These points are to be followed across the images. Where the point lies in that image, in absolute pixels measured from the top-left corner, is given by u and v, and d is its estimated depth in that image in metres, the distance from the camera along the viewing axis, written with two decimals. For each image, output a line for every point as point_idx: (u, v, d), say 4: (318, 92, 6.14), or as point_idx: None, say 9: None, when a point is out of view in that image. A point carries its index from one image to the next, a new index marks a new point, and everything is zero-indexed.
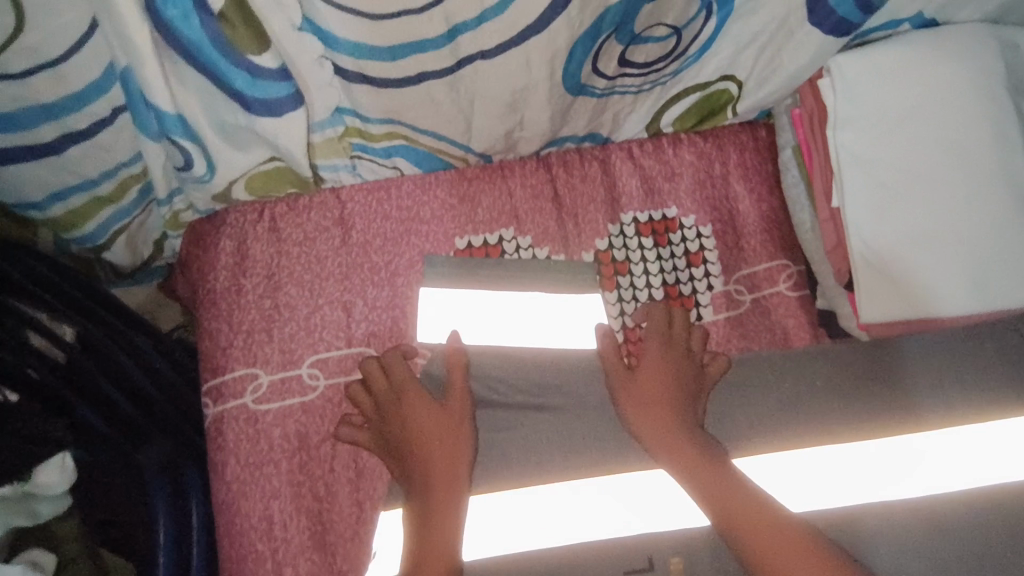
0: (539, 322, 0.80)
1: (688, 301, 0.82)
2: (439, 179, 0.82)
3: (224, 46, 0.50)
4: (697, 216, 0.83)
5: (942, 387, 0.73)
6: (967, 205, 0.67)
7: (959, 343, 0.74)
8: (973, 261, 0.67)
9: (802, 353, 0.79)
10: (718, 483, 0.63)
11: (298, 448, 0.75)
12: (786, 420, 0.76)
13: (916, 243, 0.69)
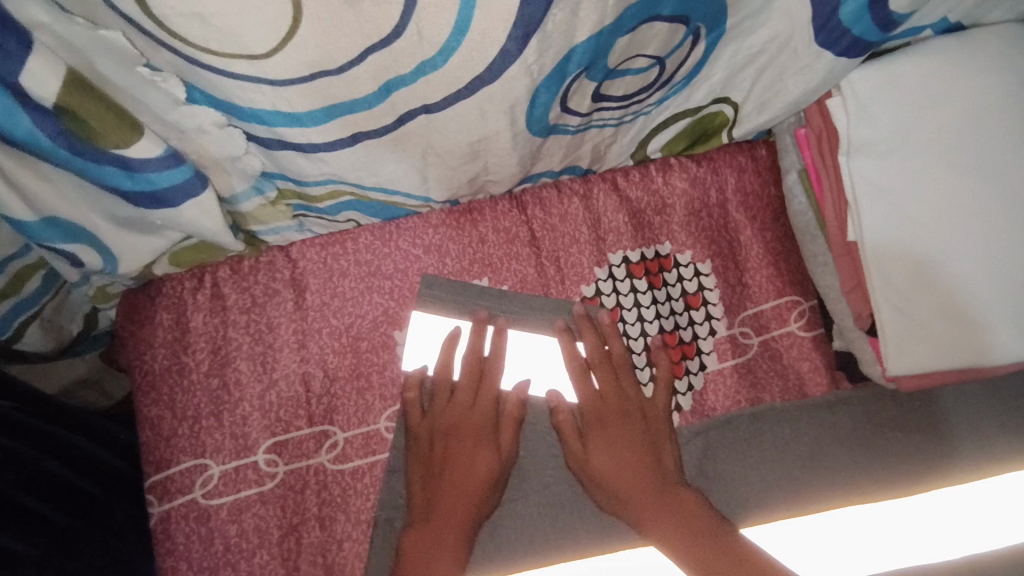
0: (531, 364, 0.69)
1: (689, 348, 0.72)
2: (401, 227, 0.73)
3: (78, 143, 0.41)
4: (694, 252, 0.74)
5: (972, 437, 0.66)
6: (1010, 239, 0.58)
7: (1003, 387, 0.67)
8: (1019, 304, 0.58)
9: (821, 402, 0.70)
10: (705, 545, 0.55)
11: (257, 546, 0.67)
12: (812, 479, 0.68)
13: (951, 285, 0.59)
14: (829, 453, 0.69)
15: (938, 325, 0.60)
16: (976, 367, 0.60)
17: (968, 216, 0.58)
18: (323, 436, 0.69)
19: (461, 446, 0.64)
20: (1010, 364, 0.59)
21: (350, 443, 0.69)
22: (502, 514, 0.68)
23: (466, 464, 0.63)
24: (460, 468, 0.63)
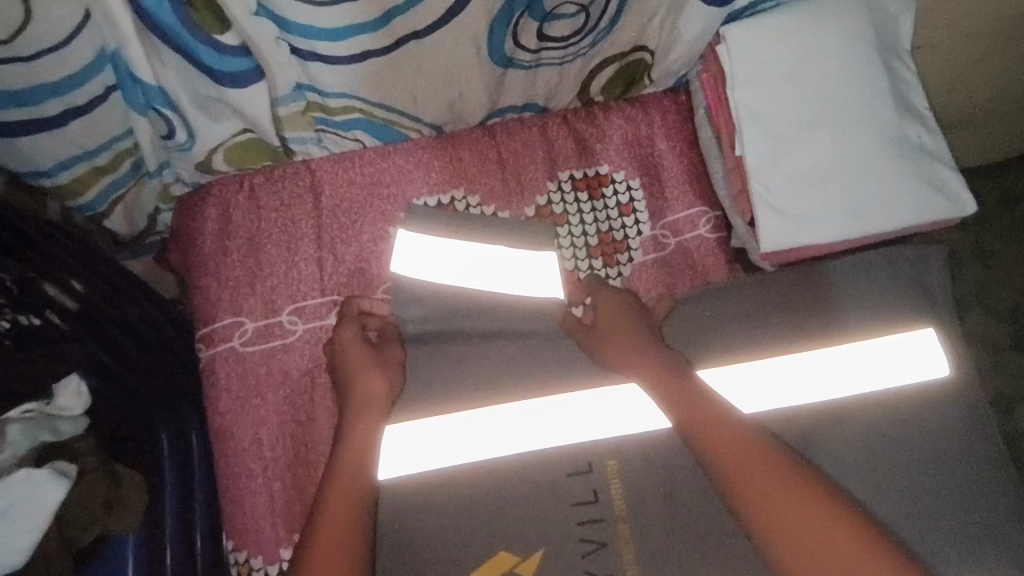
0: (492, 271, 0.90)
1: (621, 245, 0.93)
2: (397, 149, 0.93)
3: (192, 28, 0.61)
4: (626, 172, 0.95)
5: (834, 311, 0.90)
6: (840, 147, 0.80)
7: (862, 271, 0.91)
8: (847, 193, 0.79)
9: (748, 281, 0.91)
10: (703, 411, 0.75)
11: (282, 382, 0.86)
12: (732, 338, 0.89)
13: (802, 182, 0.81)
14: (728, 323, 0.90)
15: (795, 214, 0.81)
16: (822, 244, 0.81)
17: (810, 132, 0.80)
18: (334, 304, 0.90)
19: (352, 360, 0.83)
20: (844, 242, 0.81)
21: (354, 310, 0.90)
22: (472, 364, 0.89)
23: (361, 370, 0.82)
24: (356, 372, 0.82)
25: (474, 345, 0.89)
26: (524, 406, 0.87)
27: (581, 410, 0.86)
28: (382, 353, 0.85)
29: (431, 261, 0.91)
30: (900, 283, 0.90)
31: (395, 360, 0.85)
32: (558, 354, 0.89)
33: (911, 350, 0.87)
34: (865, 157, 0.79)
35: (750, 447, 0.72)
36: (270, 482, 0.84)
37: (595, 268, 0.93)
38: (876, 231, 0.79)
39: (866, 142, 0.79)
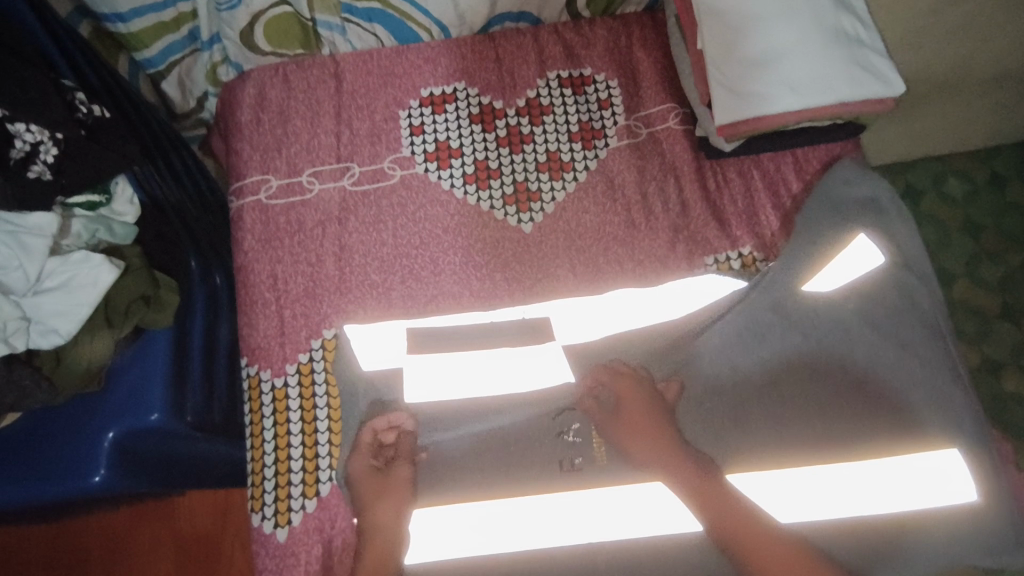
0: (488, 373, 0.94)
1: (599, 133, 1.07)
2: (411, 48, 1.11)
3: None
4: (606, 74, 1.10)
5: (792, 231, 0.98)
6: (784, 31, 0.93)
7: (818, 194, 0.99)
8: (790, 71, 0.93)
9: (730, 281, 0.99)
10: (743, 524, 0.73)
11: (297, 230, 1.01)
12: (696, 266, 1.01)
13: (750, 62, 0.94)
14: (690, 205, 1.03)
15: (744, 90, 0.94)
16: (768, 116, 0.94)
17: (758, 20, 0.94)
18: (346, 169, 1.04)
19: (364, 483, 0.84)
20: (785, 115, 0.94)
21: (364, 175, 1.04)
22: (468, 230, 1.02)
23: (374, 489, 0.83)
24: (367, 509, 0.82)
25: (466, 211, 1.04)
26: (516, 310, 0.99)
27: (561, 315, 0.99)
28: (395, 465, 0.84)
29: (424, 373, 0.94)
30: (846, 204, 0.94)
31: (403, 475, 0.83)
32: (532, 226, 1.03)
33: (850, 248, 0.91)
34: (805, 39, 0.92)
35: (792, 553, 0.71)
36: (282, 309, 0.97)
37: (574, 150, 1.06)
38: (814, 103, 0.92)
39: (806, 27, 0.93)
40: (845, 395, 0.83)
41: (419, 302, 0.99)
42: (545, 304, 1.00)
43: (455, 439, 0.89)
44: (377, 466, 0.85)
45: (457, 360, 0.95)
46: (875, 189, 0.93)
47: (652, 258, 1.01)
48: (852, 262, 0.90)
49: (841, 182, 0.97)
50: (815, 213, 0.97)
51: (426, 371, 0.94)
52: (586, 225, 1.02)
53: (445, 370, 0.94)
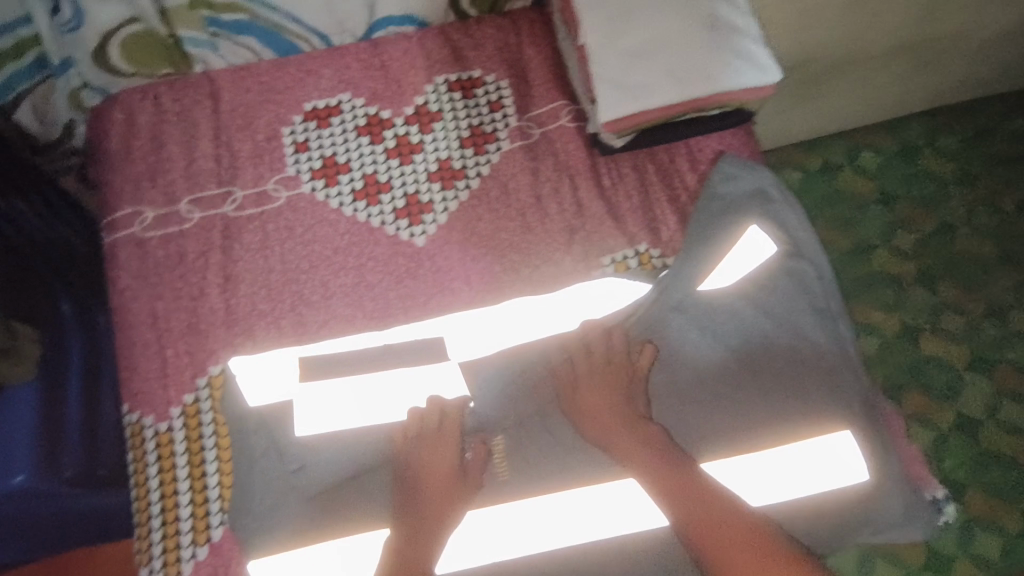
0: (391, 394, 0.93)
1: (491, 136, 1.04)
2: (291, 59, 1.05)
3: None
4: (497, 74, 1.06)
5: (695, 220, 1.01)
6: (661, 21, 0.92)
7: (714, 181, 1.03)
8: (668, 62, 0.91)
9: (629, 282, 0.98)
10: (707, 510, 0.74)
11: (178, 262, 0.96)
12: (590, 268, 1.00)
13: (631, 55, 0.92)
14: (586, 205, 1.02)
15: (626, 83, 0.92)
16: (652, 110, 0.92)
17: (636, 11, 0.92)
18: (228, 194, 0.99)
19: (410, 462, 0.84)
20: (669, 108, 0.92)
21: (247, 198, 1.00)
22: (361, 249, 1.00)
23: (433, 461, 0.83)
24: (423, 489, 0.82)
25: (357, 229, 1.00)
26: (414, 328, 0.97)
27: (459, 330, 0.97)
28: (435, 441, 0.84)
29: (320, 404, 0.90)
30: (742, 199, 1.00)
31: (446, 456, 0.83)
32: (424, 240, 1.00)
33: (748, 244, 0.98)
34: (681, 29, 0.91)
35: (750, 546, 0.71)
36: (164, 348, 0.93)
37: (466, 157, 1.03)
38: (695, 94, 0.91)
39: (681, 17, 0.92)
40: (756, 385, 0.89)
41: (311, 326, 0.96)
42: (441, 321, 0.97)
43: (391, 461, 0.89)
44: (415, 442, 0.85)
45: (356, 385, 0.92)
46: (760, 179, 1.02)
47: (548, 262, 1.00)
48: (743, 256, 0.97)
49: (734, 172, 1.03)
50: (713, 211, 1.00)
51: (323, 402, 0.90)
52: (480, 234, 1.01)
53: (344, 394, 0.92)
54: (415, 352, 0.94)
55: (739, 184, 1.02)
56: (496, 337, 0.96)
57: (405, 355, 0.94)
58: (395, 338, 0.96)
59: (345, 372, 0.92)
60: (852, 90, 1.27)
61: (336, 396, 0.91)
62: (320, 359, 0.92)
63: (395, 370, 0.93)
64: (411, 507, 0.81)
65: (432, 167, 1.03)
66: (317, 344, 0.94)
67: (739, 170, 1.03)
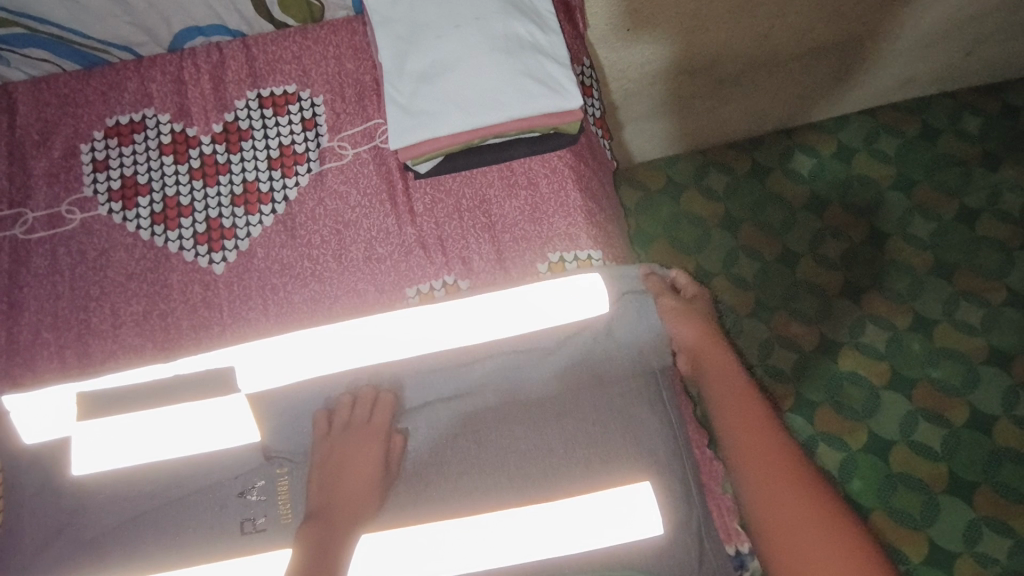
0: (165, 429, 0.88)
1: (301, 157, 1.00)
2: (92, 72, 1.02)
3: None
4: (313, 90, 1.01)
5: (519, 246, 0.96)
6: (457, 44, 0.88)
7: (540, 198, 0.97)
8: (460, 87, 0.87)
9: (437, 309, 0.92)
10: (750, 425, 0.78)
11: None
12: (397, 299, 0.95)
13: (424, 79, 0.88)
14: (395, 232, 0.97)
15: (418, 111, 0.87)
16: (444, 137, 0.88)
17: (431, 33, 0.89)
18: (18, 216, 0.98)
19: (321, 454, 0.88)
20: (458, 134, 0.87)
21: (37, 220, 0.98)
22: (159, 274, 0.96)
23: (355, 454, 0.87)
24: (342, 480, 0.85)
25: (156, 255, 0.96)
26: (202, 358, 0.91)
27: (249, 361, 0.91)
28: (369, 429, 0.88)
29: (94, 444, 0.88)
30: (573, 219, 0.97)
31: (373, 452, 0.87)
32: (223, 268, 0.96)
33: (573, 292, 0.92)
34: (476, 52, 0.87)
35: (772, 435, 0.77)
36: None
37: (273, 179, 0.99)
38: (487, 121, 0.87)
39: (477, 39, 0.88)
40: (563, 430, 0.88)
41: (96, 357, 0.93)
42: (229, 351, 0.92)
43: (183, 500, 0.87)
44: (343, 430, 0.89)
45: (131, 422, 0.88)
46: (589, 206, 0.97)
47: (349, 293, 0.95)
48: (553, 300, 0.92)
49: (560, 191, 0.97)
50: (525, 240, 0.96)
51: (97, 440, 0.88)
52: (283, 261, 0.96)
53: (119, 434, 0.88)
54: (192, 388, 0.88)
55: (568, 202, 0.97)
56: (307, 369, 0.92)
57: (184, 389, 0.88)
58: (178, 370, 0.91)
59: (122, 411, 0.88)
60: (702, 109, 1.52)
61: (111, 436, 0.88)
62: (97, 396, 0.88)
63: (172, 406, 0.88)
64: (328, 510, 0.83)
65: (240, 189, 0.99)
66: (93, 380, 0.90)
67: (568, 189, 0.97)
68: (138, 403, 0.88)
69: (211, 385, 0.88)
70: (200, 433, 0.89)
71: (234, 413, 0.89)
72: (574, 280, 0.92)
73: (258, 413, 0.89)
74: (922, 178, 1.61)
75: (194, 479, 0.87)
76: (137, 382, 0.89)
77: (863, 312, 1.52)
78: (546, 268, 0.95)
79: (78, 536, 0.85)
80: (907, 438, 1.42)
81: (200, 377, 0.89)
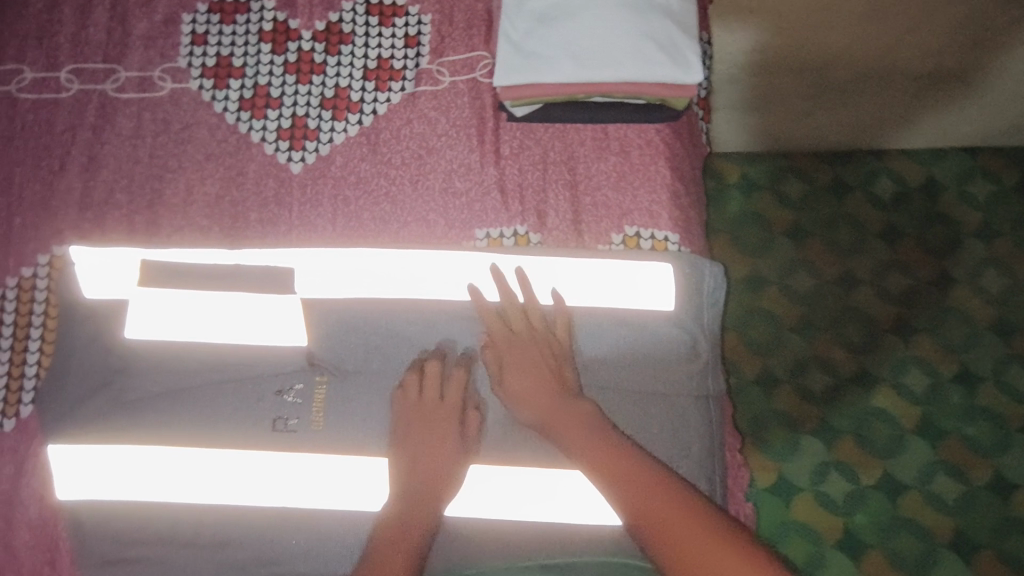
0: (220, 314, 0.89)
1: (398, 73, 0.98)
2: None
3: None
4: (421, 7, 0.99)
5: (598, 211, 0.94)
6: None
7: (629, 166, 0.94)
8: (576, 37, 0.83)
9: (505, 260, 0.90)
10: (682, 524, 0.60)
11: (46, 131, 0.96)
12: (464, 238, 0.94)
13: (542, 22, 0.85)
14: (476, 169, 0.95)
15: (528, 53, 0.85)
16: (547, 84, 0.84)
17: None
18: (110, 72, 0.98)
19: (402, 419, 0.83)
20: (562, 86, 0.84)
21: (128, 81, 0.97)
22: (237, 161, 0.96)
23: (429, 427, 0.82)
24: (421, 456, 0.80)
25: (239, 142, 0.96)
26: (266, 253, 0.92)
27: (309, 267, 0.91)
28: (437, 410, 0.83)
29: (147, 309, 0.88)
30: (658, 195, 0.94)
31: (450, 426, 0.82)
32: (300, 169, 0.95)
33: (648, 274, 0.90)
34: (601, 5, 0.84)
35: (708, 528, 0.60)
36: (13, 215, 0.95)
37: (366, 89, 0.97)
38: (596, 79, 0.83)
39: None
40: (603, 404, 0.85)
41: (163, 229, 0.94)
42: (292, 252, 0.92)
43: (223, 385, 0.88)
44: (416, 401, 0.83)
45: (187, 299, 0.89)
46: (677, 185, 0.94)
47: (419, 221, 0.94)
48: (627, 277, 0.90)
49: (651, 164, 0.94)
50: (605, 207, 0.94)
51: (153, 309, 0.88)
52: (359, 174, 0.95)
53: (175, 308, 0.89)
54: (252, 280, 0.89)
55: (657, 178, 0.94)
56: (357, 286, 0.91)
57: (245, 279, 0.89)
58: (240, 259, 0.91)
59: (182, 287, 0.88)
60: (800, 114, 1.44)
61: (169, 307, 0.88)
62: (161, 267, 0.89)
63: (231, 293, 0.89)
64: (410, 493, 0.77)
65: (331, 93, 0.97)
66: (162, 251, 0.91)
67: (659, 163, 0.94)
68: (200, 282, 0.88)
69: (269, 280, 0.89)
70: (253, 326, 0.90)
71: (288, 313, 0.90)
72: (649, 263, 0.90)
73: (313, 321, 0.90)
74: (1007, 233, 1.54)
75: (238, 368, 0.88)
76: (199, 262, 0.90)
77: (909, 353, 1.47)
78: (621, 240, 0.93)
79: (119, 396, 0.87)
80: (922, 486, 1.40)
81: (261, 270, 0.89)
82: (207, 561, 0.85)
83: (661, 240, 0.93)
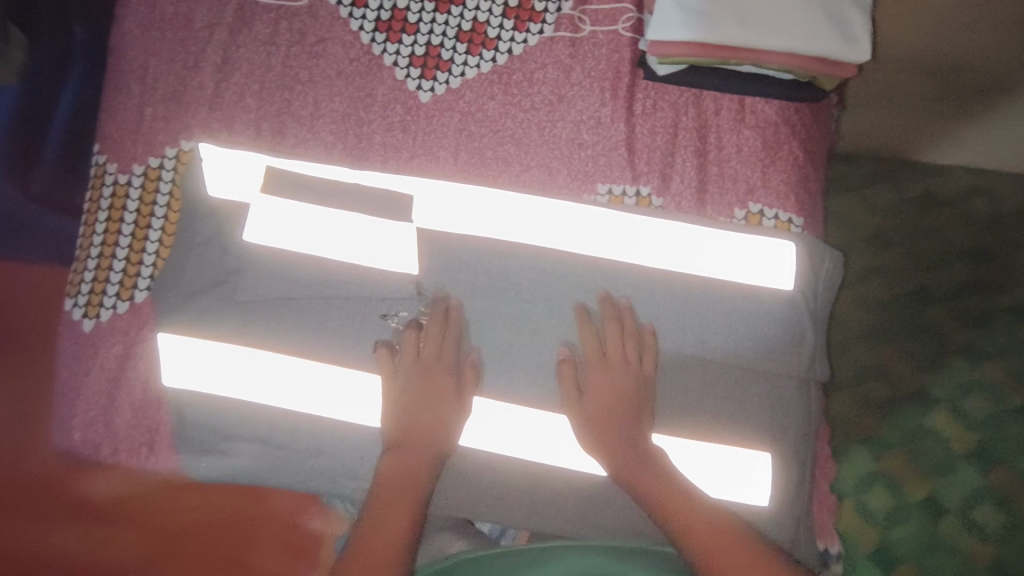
0: (334, 231, 0.89)
1: (538, 15, 0.96)
2: None
3: None
4: None
5: (723, 184, 0.92)
6: None
7: (761, 143, 0.92)
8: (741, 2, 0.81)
9: (627, 220, 0.90)
10: None
11: (184, 27, 0.97)
12: (584, 191, 0.93)
13: None
14: (605, 124, 0.93)
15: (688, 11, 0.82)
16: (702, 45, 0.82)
17: None
18: None
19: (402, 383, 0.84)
20: (717, 49, 0.82)
21: None
22: (367, 82, 0.95)
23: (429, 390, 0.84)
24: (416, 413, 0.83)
25: (372, 63, 0.95)
26: (387, 178, 0.92)
27: (428, 197, 0.91)
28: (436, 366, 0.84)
29: (263, 215, 0.89)
30: (787, 175, 0.91)
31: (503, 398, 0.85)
32: (429, 100, 0.95)
33: (770, 252, 0.88)
34: None
35: None
36: (145, 105, 0.96)
37: (503, 27, 0.95)
38: (755, 46, 0.81)
39: None
40: (701, 376, 0.85)
41: (288, 139, 0.94)
42: (413, 179, 0.92)
43: (329, 303, 0.89)
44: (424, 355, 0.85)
45: (304, 212, 0.89)
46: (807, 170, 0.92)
47: (541, 167, 0.93)
48: (743, 252, 0.88)
49: (784, 143, 0.92)
50: (730, 181, 0.92)
51: (271, 215, 0.89)
52: (487, 112, 0.94)
53: (292, 217, 0.89)
54: (371, 202, 0.89)
55: (789, 158, 0.91)
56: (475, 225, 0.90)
57: (365, 200, 0.89)
58: (360, 179, 0.91)
59: (302, 198, 0.89)
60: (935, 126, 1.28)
61: (286, 214, 0.89)
62: (285, 175, 0.90)
63: (348, 212, 0.89)
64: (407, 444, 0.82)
65: (468, 27, 0.96)
66: (287, 160, 0.92)
67: (794, 143, 0.92)
68: (319, 197, 0.89)
69: (386, 205, 0.89)
70: (365, 248, 0.90)
71: (401, 239, 0.90)
72: (771, 242, 0.88)
73: (423, 250, 0.89)
74: None
75: (349, 287, 0.89)
76: (320, 176, 0.91)
77: (974, 375, 1.29)
78: (743, 216, 0.91)
79: (231, 295, 0.89)
80: (962, 511, 1.24)
81: (379, 193, 0.90)
82: (302, 468, 0.88)
83: (782, 223, 0.91)
